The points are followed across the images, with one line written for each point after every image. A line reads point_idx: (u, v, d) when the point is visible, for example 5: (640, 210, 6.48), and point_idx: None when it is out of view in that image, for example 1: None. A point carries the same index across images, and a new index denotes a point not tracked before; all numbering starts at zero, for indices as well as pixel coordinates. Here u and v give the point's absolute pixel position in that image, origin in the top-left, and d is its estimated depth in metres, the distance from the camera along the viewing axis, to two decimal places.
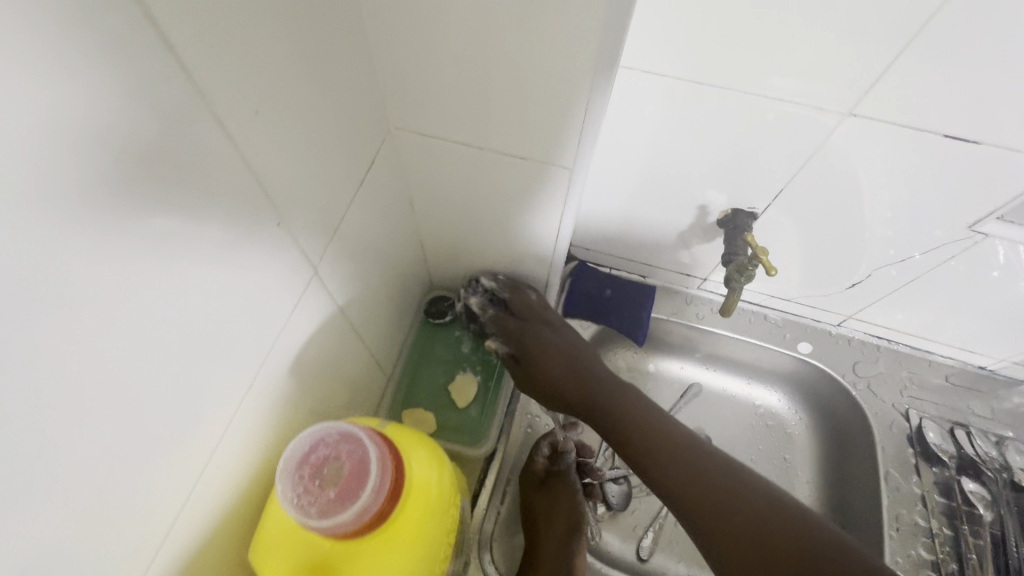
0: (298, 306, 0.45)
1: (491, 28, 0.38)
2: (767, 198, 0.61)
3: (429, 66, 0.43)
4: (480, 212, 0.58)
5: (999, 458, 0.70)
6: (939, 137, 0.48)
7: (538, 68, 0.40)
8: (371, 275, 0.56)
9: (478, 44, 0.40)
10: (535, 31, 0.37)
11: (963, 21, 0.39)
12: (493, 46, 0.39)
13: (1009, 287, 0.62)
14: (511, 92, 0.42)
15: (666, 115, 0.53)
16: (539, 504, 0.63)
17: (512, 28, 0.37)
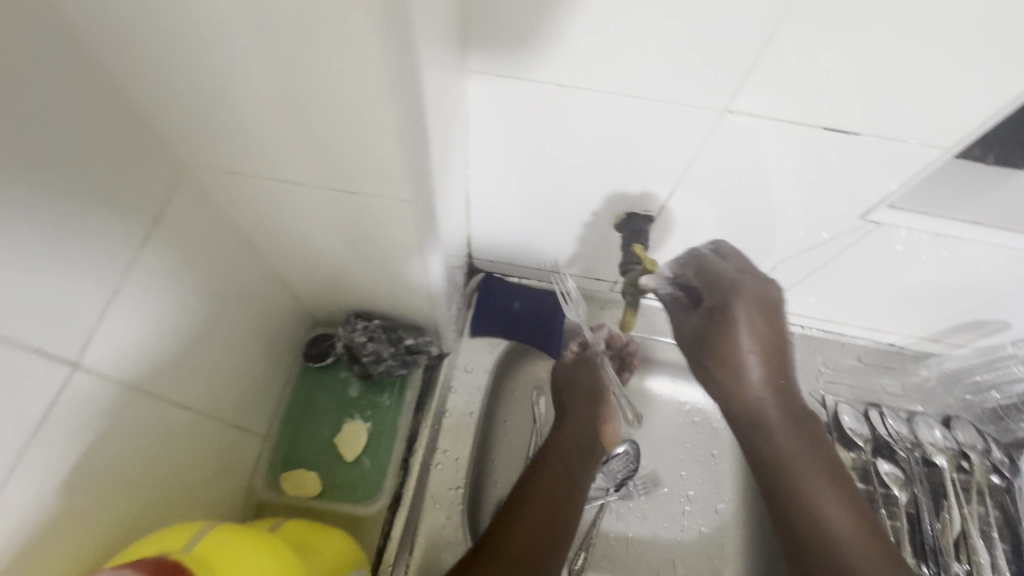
0: (116, 389, 0.37)
1: (271, 73, 0.29)
2: (660, 198, 0.58)
3: (209, 113, 0.34)
4: (341, 255, 0.50)
5: (910, 436, 0.71)
6: (819, 130, 0.46)
7: (341, 119, 0.31)
8: (200, 337, 0.46)
9: (261, 88, 0.31)
10: (317, 78, 0.29)
11: (820, 13, 0.37)
12: (278, 91, 0.30)
13: (907, 270, 0.62)
14: (318, 121, 0.31)
15: (544, 119, 0.50)
16: (580, 392, 0.69)
17: (293, 72, 0.29)
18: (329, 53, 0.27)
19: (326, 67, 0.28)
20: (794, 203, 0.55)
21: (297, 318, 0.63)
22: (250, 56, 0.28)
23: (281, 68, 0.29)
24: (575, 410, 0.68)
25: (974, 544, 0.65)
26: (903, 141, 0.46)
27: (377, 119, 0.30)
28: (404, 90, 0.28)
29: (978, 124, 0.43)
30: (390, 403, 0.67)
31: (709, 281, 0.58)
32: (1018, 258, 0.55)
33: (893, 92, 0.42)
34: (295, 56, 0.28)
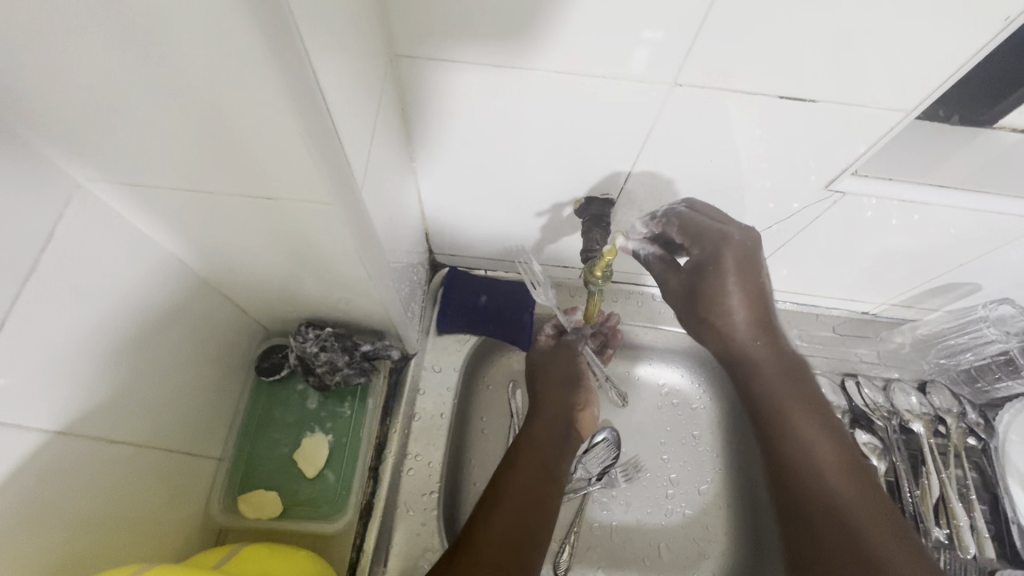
0: (34, 420, 0.35)
1: (137, 69, 0.26)
2: (619, 179, 0.56)
3: (87, 120, 0.31)
4: (277, 262, 0.46)
5: (886, 404, 0.70)
6: (775, 99, 0.44)
7: (226, 112, 0.28)
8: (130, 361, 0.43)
9: (134, 87, 0.28)
10: (188, 68, 0.26)
11: None
12: (152, 88, 0.28)
13: (876, 237, 0.60)
14: (221, 119, 0.30)
15: (488, 102, 0.47)
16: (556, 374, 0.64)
17: (160, 64, 0.26)
18: (190, 36, 0.24)
19: (193, 54, 0.25)
20: (757, 174, 0.53)
21: (249, 329, 0.60)
22: (110, 52, 0.26)
23: (149, 61, 0.26)
24: (550, 395, 0.62)
25: (953, 507, 0.64)
26: (861, 106, 0.44)
27: (263, 109, 0.27)
28: (285, 71, 0.25)
29: (939, 86, 0.42)
30: (352, 412, 0.64)
31: (695, 235, 0.54)
32: (984, 219, 0.54)
33: (844, 57, 0.40)
34: (159, 46, 0.25)
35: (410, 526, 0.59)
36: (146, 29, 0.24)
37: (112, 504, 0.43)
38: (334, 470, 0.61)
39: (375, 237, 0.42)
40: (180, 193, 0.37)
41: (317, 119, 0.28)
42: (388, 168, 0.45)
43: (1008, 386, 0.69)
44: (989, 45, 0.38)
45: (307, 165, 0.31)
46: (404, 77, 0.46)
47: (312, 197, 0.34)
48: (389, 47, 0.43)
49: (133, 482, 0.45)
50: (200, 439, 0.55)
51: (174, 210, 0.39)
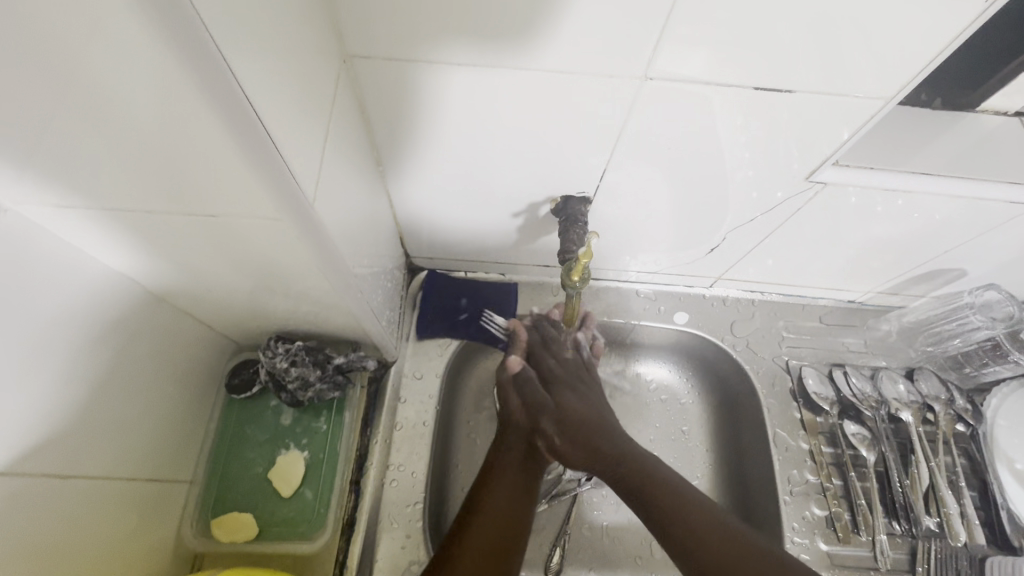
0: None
1: (41, 86, 0.25)
2: (594, 176, 0.54)
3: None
4: (235, 276, 0.44)
5: (875, 394, 0.70)
6: (750, 90, 0.43)
7: (149, 120, 0.27)
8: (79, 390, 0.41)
9: (40, 104, 0.26)
10: (94, 74, 0.25)
11: None
12: (61, 104, 0.26)
13: (860, 225, 0.58)
14: (167, 146, 0.29)
15: (455, 102, 0.46)
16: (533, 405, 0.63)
17: (65, 77, 0.25)
18: (89, 35, 0.23)
19: (97, 58, 0.24)
20: (738, 164, 0.51)
21: (215, 347, 0.58)
22: (9, 68, 0.24)
23: (50, 74, 0.24)
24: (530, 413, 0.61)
25: (943, 495, 0.63)
26: (837, 95, 0.43)
27: (180, 108, 0.26)
28: (193, 55, 0.24)
29: (921, 68, 0.40)
30: (329, 426, 0.62)
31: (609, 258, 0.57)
32: (970, 203, 0.52)
33: (818, 46, 0.39)
34: (58, 54, 0.23)
35: (396, 538, 0.58)
36: (39, 38, 0.23)
37: (74, 535, 0.42)
38: (310, 487, 0.59)
39: (331, 237, 0.40)
40: (118, 211, 0.35)
41: (240, 107, 0.27)
42: (347, 173, 0.43)
43: (995, 371, 0.69)
44: (971, 26, 0.36)
45: (242, 165, 0.30)
46: (360, 77, 0.44)
47: (256, 201, 0.33)
48: (339, 46, 0.41)
49: (96, 509, 0.44)
50: (174, 459, 0.54)
51: (115, 228, 0.37)
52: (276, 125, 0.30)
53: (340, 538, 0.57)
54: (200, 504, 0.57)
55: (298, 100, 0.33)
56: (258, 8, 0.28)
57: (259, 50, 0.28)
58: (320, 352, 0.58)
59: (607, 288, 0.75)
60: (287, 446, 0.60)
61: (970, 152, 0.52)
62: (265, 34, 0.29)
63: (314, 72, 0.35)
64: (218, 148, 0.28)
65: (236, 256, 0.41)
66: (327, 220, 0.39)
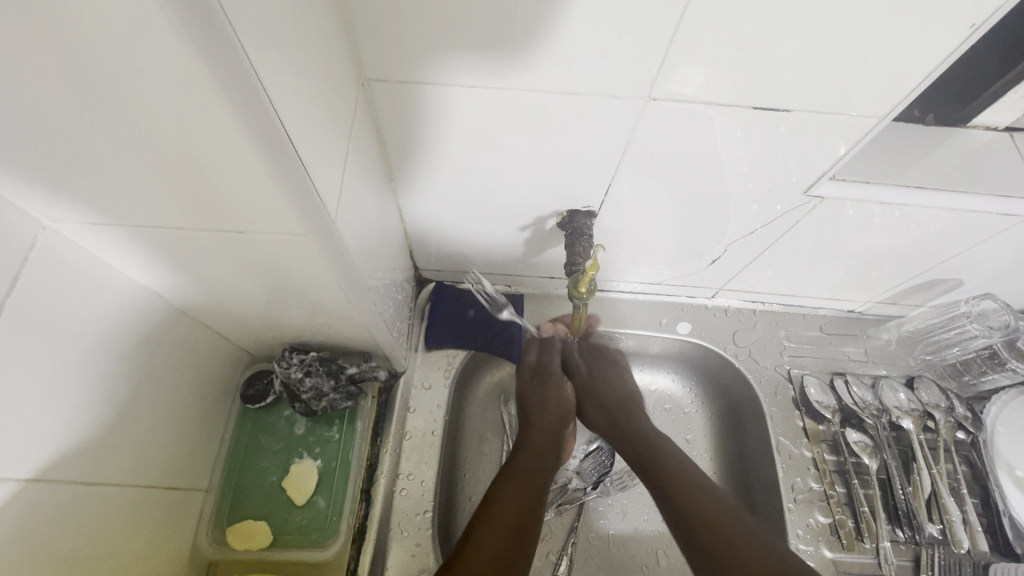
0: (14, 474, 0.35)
1: (91, 107, 0.27)
2: (599, 192, 0.56)
3: (41, 163, 0.30)
4: (255, 289, 0.46)
5: (876, 402, 0.71)
6: (748, 109, 0.45)
7: (189, 144, 0.29)
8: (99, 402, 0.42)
9: (83, 122, 0.28)
10: (136, 96, 0.26)
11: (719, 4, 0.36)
12: (103, 122, 0.28)
13: (859, 236, 0.60)
14: (200, 166, 0.31)
15: (466, 123, 0.48)
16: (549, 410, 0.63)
17: (113, 103, 0.27)
18: (134, 61, 0.24)
19: (140, 82, 0.25)
20: (741, 179, 0.53)
21: (231, 357, 0.60)
22: (61, 90, 0.26)
23: (98, 98, 0.26)
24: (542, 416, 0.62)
25: (945, 502, 0.64)
26: (833, 113, 0.45)
27: (215, 127, 0.28)
28: (229, 78, 0.26)
29: (911, 88, 0.42)
30: (341, 435, 0.63)
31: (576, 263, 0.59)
32: (965, 216, 0.54)
33: (815, 69, 0.41)
34: (106, 79, 0.25)
35: (407, 547, 0.58)
36: (89, 63, 0.24)
37: (92, 543, 0.42)
38: (322, 495, 0.60)
39: (346, 250, 0.42)
40: (146, 226, 0.37)
41: (269, 125, 0.29)
42: (363, 190, 0.45)
43: (993, 379, 0.70)
44: (954, 52, 0.39)
45: (270, 182, 0.31)
46: (376, 100, 0.46)
47: (282, 218, 0.34)
48: (358, 71, 0.43)
49: (114, 517, 0.44)
50: (190, 468, 0.55)
51: (145, 243, 0.39)
52: (300, 144, 0.32)
53: (353, 547, 0.57)
54: (213, 513, 0.58)
55: (322, 124, 0.35)
56: (290, 39, 0.30)
57: (289, 80, 0.30)
58: (334, 363, 0.60)
59: (611, 299, 0.77)
60: (300, 455, 0.61)
61: (965, 166, 0.54)
62: (296, 63, 0.31)
63: (335, 97, 0.37)
64: (250, 166, 0.30)
65: (258, 270, 0.42)
66: (345, 235, 0.41)
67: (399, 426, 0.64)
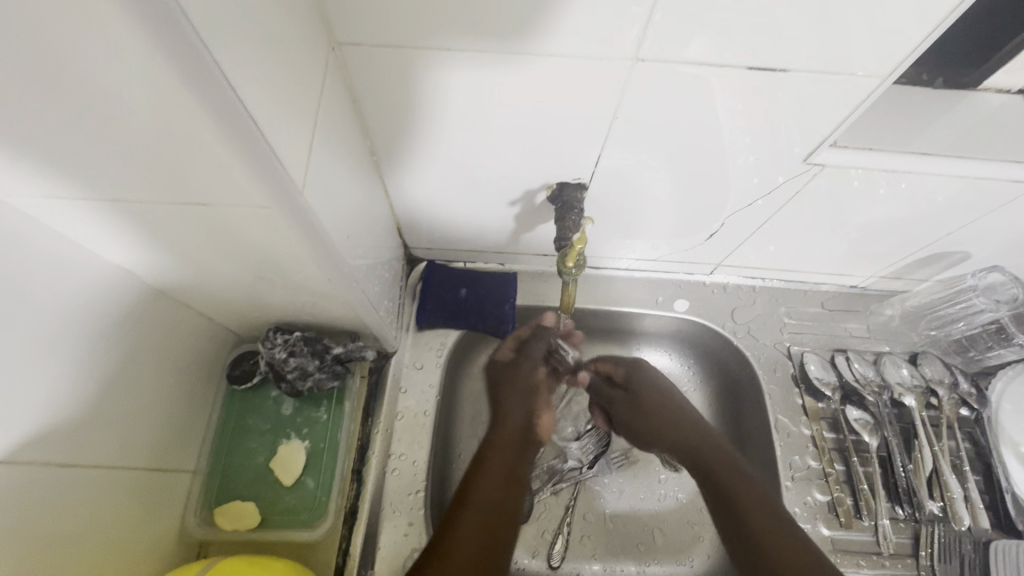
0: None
1: (19, 72, 0.25)
2: (589, 163, 0.54)
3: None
4: (230, 268, 0.45)
5: (877, 379, 0.69)
6: (743, 71, 0.42)
7: (136, 110, 0.27)
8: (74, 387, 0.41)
9: (22, 92, 0.26)
10: (75, 61, 0.25)
11: None
12: (42, 93, 0.26)
13: (863, 207, 0.57)
14: (154, 136, 0.29)
15: (447, 91, 0.46)
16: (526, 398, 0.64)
17: (50, 68, 0.25)
18: (66, 22, 0.23)
19: (77, 47, 0.24)
20: (739, 148, 0.51)
21: (216, 338, 0.59)
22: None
23: (29, 65, 0.24)
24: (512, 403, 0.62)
25: (947, 480, 0.63)
26: (833, 74, 0.42)
27: (163, 90, 0.26)
28: (170, 39, 0.24)
29: (916, 45, 0.39)
30: (329, 415, 0.62)
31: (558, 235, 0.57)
32: (973, 184, 0.52)
33: (812, 25, 0.38)
34: (38, 41, 0.24)
35: (399, 527, 0.58)
36: (14, 24, 0.23)
37: (77, 528, 0.42)
38: (311, 476, 0.60)
39: (322, 227, 0.40)
40: (110, 200, 0.35)
41: (222, 94, 0.27)
42: (338, 163, 0.43)
43: (999, 354, 0.68)
44: (964, 3, 0.36)
45: (226, 153, 0.30)
46: (351, 67, 0.44)
47: (247, 192, 0.33)
48: (328, 35, 0.41)
49: (100, 501, 0.44)
50: (178, 450, 0.55)
51: (109, 220, 0.38)
52: (262, 114, 0.30)
53: (343, 528, 0.57)
54: (203, 494, 0.58)
55: (286, 90, 0.33)
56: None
57: (242, 38, 0.28)
58: (319, 342, 0.59)
59: (606, 277, 0.75)
60: (289, 436, 0.61)
61: (975, 131, 0.51)
62: (252, 23, 0.29)
63: (301, 62, 0.35)
64: (200, 134, 0.28)
65: (229, 248, 0.41)
66: (319, 210, 0.39)
67: (388, 406, 0.63)
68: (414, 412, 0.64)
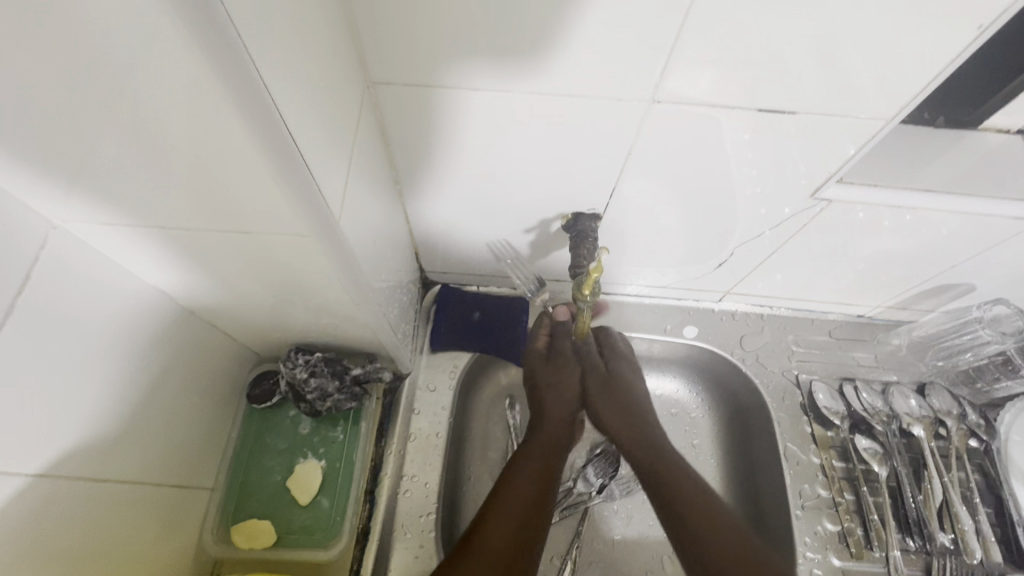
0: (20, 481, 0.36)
1: (94, 108, 0.27)
2: (603, 194, 0.56)
3: (51, 161, 0.31)
4: (260, 289, 0.46)
5: (886, 409, 0.70)
6: (754, 112, 0.45)
7: (192, 143, 0.30)
8: (104, 405, 0.42)
9: (90, 124, 0.28)
10: (144, 99, 0.27)
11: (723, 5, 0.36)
12: (107, 125, 0.28)
13: (869, 239, 0.59)
14: (202, 166, 0.31)
15: (470, 126, 0.48)
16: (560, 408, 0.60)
17: (122, 105, 0.27)
18: (143, 63, 0.25)
19: (152, 84, 0.26)
20: (748, 181, 0.53)
21: (238, 357, 0.60)
22: (69, 93, 0.26)
23: (103, 98, 0.27)
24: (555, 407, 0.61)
25: (957, 511, 0.63)
26: (838, 116, 0.44)
27: (219, 127, 0.28)
28: (235, 82, 0.26)
29: (920, 89, 0.41)
30: (345, 436, 0.63)
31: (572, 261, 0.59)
32: (977, 220, 0.53)
33: (819, 71, 0.41)
34: (111, 83, 0.26)
35: (411, 549, 0.58)
36: (93, 61, 0.25)
37: (104, 538, 0.44)
38: (325, 496, 0.60)
39: (352, 253, 0.42)
40: (154, 225, 0.37)
41: (271, 126, 0.29)
42: (367, 194, 0.45)
43: (1008, 386, 0.68)
44: (964, 52, 0.38)
45: (273, 183, 0.32)
46: (382, 102, 0.46)
47: (285, 218, 0.35)
48: (363, 74, 0.43)
49: (125, 512, 0.45)
50: (198, 466, 0.56)
51: (148, 241, 0.39)
52: (304, 148, 0.32)
53: (354, 549, 0.58)
54: (218, 511, 0.58)
55: (325, 126, 0.35)
56: (295, 44, 0.31)
57: (291, 81, 0.31)
58: (337, 363, 0.60)
59: (618, 303, 0.77)
60: (304, 455, 0.62)
61: (975, 169, 0.53)
62: (302, 67, 0.32)
63: (339, 99, 0.38)
64: (249, 166, 0.30)
65: (261, 270, 0.43)
66: (349, 238, 0.41)
67: (402, 426, 0.64)
68: (429, 421, 0.65)
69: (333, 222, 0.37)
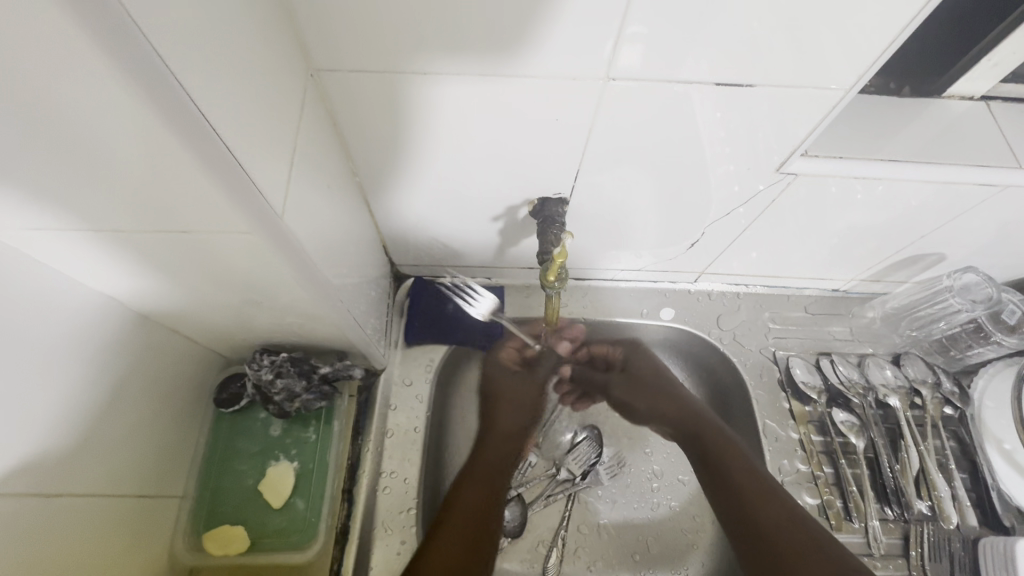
0: None
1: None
2: (569, 178, 0.55)
3: None
4: (214, 292, 0.45)
5: (861, 380, 0.70)
6: (713, 86, 0.44)
7: (115, 147, 0.28)
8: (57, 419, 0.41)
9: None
10: (53, 105, 0.25)
11: None
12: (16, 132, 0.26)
13: (840, 213, 0.58)
14: (127, 168, 0.29)
15: (423, 111, 0.46)
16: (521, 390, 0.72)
17: (31, 111, 0.25)
18: (42, 62, 0.23)
19: (53, 85, 0.24)
20: (719, 158, 0.52)
21: (203, 362, 0.58)
22: None
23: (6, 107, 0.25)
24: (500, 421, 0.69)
25: (933, 479, 0.64)
26: (799, 88, 0.44)
27: (141, 131, 0.27)
28: (146, 80, 0.25)
29: (880, 53, 0.40)
30: (317, 435, 0.62)
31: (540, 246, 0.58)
32: (945, 188, 0.53)
33: (777, 42, 0.40)
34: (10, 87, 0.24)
35: (392, 544, 0.58)
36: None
37: (71, 559, 0.43)
38: (300, 496, 0.59)
39: (304, 249, 0.41)
40: (90, 230, 0.35)
41: (197, 129, 0.28)
42: (318, 190, 0.43)
43: (979, 353, 0.69)
44: (919, 14, 0.37)
45: (203, 181, 0.30)
46: (329, 91, 0.44)
47: (227, 219, 0.34)
48: (305, 62, 0.41)
49: (93, 529, 0.45)
50: (168, 475, 0.55)
51: (86, 248, 0.38)
52: (239, 147, 0.31)
53: (332, 549, 0.57)
54: (191, 519, 0.57)
55: (260, 116, 0.34)
56: (215, 29, 0.29)
57: (214, 71, 0.29)
58: (305, 363, 0.59)
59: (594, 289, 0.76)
60: (278, 457, 0.61)
61: (940, 137, 0.53)
62: (225, 54, 0.30)
63: (276, 88, 0.36)
64: (182, 171, 0.29)
65: (211, 272, 0.41)
66: (299, 235, 0.40)
67: (377, 423, 0.63)
68: (403, 416, 0.65)
69: (278, 223, 0.36)
